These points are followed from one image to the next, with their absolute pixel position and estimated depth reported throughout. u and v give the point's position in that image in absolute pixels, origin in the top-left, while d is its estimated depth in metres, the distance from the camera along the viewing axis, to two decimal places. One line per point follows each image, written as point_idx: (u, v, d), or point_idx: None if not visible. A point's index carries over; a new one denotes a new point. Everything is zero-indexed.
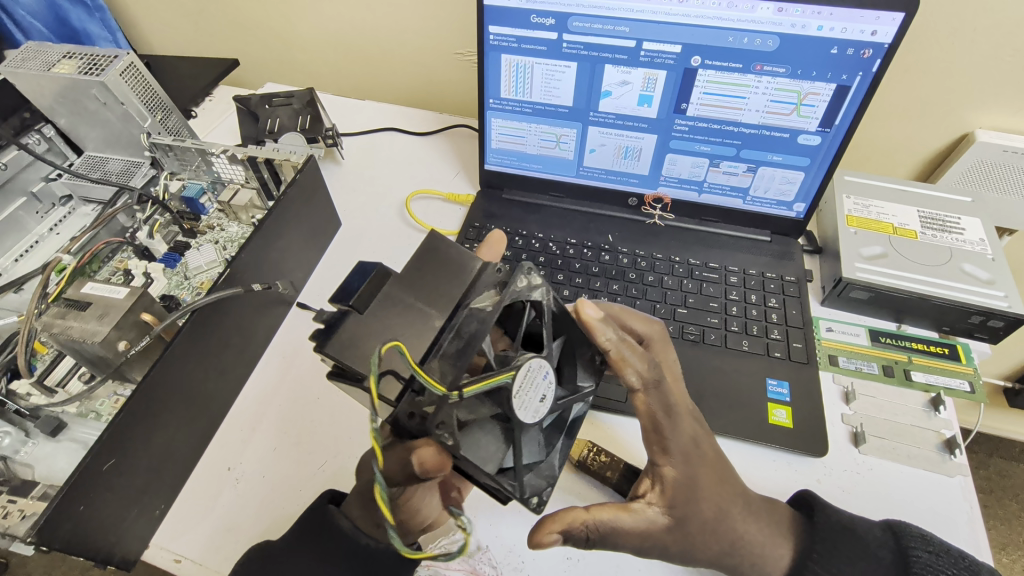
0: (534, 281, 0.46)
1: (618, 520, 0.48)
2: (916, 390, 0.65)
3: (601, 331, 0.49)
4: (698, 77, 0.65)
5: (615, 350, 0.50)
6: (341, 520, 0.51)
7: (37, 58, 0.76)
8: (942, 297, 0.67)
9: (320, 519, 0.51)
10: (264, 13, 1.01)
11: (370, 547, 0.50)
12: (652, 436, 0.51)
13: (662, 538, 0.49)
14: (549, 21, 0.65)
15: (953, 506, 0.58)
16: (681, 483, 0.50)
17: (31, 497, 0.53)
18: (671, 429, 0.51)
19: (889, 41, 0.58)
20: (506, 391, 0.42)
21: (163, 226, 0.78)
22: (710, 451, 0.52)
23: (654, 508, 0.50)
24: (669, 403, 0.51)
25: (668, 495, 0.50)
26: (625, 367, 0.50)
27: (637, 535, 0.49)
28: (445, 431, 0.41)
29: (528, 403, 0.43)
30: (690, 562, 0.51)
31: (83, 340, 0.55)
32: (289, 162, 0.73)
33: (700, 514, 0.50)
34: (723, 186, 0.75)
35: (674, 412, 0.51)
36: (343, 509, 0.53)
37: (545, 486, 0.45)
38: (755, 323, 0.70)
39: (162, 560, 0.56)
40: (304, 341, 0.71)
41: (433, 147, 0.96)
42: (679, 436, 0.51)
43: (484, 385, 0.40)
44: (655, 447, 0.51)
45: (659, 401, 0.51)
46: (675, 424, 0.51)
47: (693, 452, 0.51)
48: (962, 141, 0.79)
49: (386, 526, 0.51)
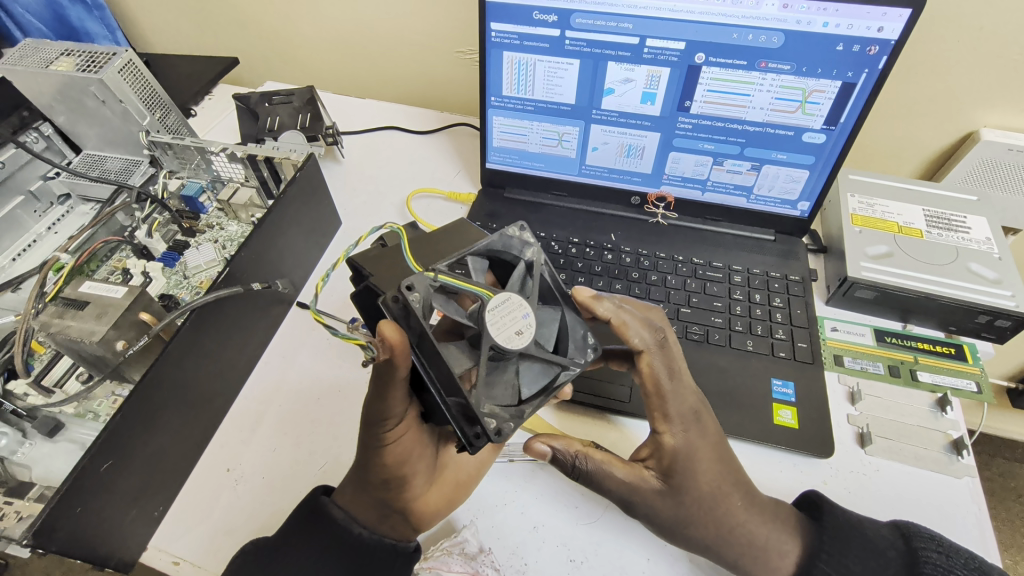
0: (528, 237, 0.48)
1: (609, 466, 0.52)
2: (922, 390, 0.65)
3: (596, 305, 0.52)
4: (702, 75, 0.64)
5: (615, 318, 0.52)
6: (334, 510, 0.52)
7: (34, 56, 0.75)
8: (948, 296, 0.66)
9: (317, 510, 0.52)
10: (264, 12, 1.01)
11: (361, 537, 0.52)
12: (654, 401, 0.52)
13: (651, 501, 0.51)
14: (552, 18, 0.64)
15: (961, 508, 0.57)
16: (679, 452, 0.51)
17: (29, 498, 0.52)
18: (672, 394, 0.51)
19: (896, 38, 0.57)
20: (480, 306, 0.45)
21: (162, 225, 0.77)
22: (710, 426, 0.53)
23: (650, 472, 0.52)
24: (672, 367, 0.52)
25: (664, 463, 0.51)
26: (628, 331, 0.52)
27: (625, 489, 0.51)
28: (416, 297, 0.43)
29: (505, 326, 0.44)
30: (680, 539, 0.51)
31: (81, 340, 0.55)
32: (289, 161, 0.72)
33: (694, 486, 0.51)
34: (726, 185, 0.74)
35: (677, 376, 0.52)
36: (336, 499, 0.53)
37: (511, 423, 0.43)
38: (760, 323, 0.69)
39: (160, 562, 0.55)
40: (304, 340, 0.71)
41: (434, 146, 0.95)
42: (680, 402, 0.51)
43: (459, 283, 0.44)
44: (655, 412, 0.52)
45: (663, 364, 0.52)
46: (676, 388, 0.51)
47: (692, 423, 0.51)
48: (966, 140, 0.78)
49: (351, 485, 0.52)
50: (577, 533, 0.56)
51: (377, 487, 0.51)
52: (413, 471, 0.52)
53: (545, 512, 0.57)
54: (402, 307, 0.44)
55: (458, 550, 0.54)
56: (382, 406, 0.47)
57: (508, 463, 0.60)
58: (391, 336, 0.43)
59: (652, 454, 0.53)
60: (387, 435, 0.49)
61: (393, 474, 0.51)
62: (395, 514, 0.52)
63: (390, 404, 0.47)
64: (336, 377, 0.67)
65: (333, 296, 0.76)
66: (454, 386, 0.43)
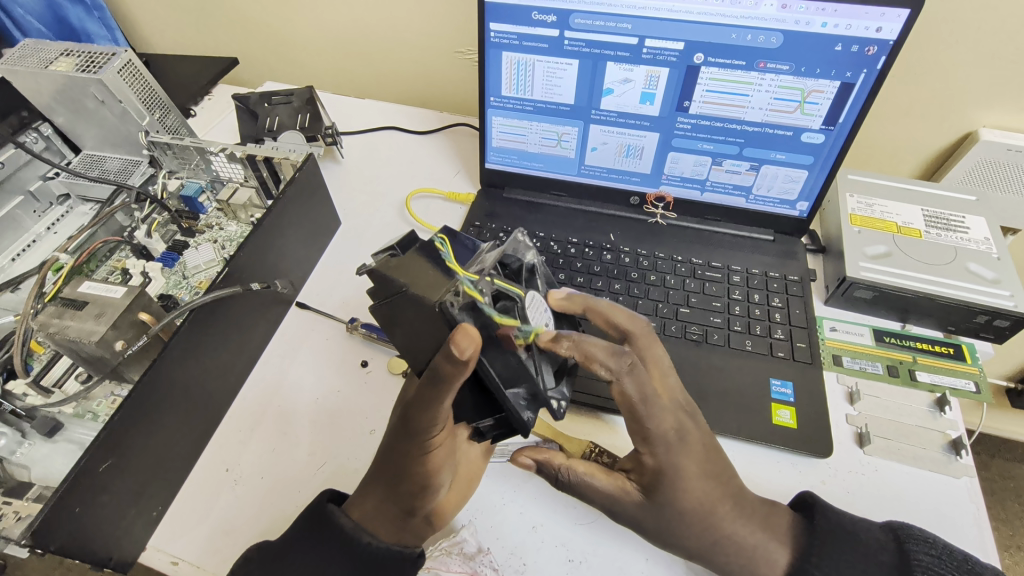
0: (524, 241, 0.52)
1: (592, 478, 0.52)
2: (921, 390, 0.65)
3: (559, 339, 0.46)
4: (700, 75, 0.64)
5: (579, 353, 0.47)
6: (341, 518, 0.51)
7: (33, 57, 0.75)
8: (946, 296, 0.66)
9: (319, 516, 0.51)
10: (263, 12, 1.01)
11: (373, 549, 0.50)
12: (632, 423, 0.50)
13: (635, 514, 0.51)
14: (550, 19, 0.64)
15: (959, 508, 0.57)
16: (660, 471, 0.50)
17: (27, 498, 0.52)
18: (650, 416, 0.49)
19: (894, 38, 0.57)
20: (517, 301, 0.46)
21: (161, 225, 0.77)
22: (696, 441, 0.51)
23: (632, 484, 0.52)
24: (644, 392, 0.48)
25: (646, 479, 0.51)
26: (595, 363, 0.47)
27: (609, 502, 0.52)
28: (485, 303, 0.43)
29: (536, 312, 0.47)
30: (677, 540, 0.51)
31: (80, 340, 0.55)
32: (288, 161, 0.72)
33: (689, 490, 0.50)
34: (725, 185, 0.74)
35: (651, 398, 0.49)
36: (345, 507, 0.53)
37: (561, 400, 0.49)
38: (758, 323, 0.69)
39: (159, 562, 0.55)
40: (303, 341, 0.71)
41: (433, 146, 0.96)
42: (659, 424, 0.49)
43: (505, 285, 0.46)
44: (634, 433, 0.50)
45: (635, 388, 0.48)
46: (652, 411, 0.49)
47: (676, 443, 0.50)
48: (964, 140, 0.79)
49: (363, 494, 0.52)
50: (576, 533, 0.56)
51: (405, 496, 0.50)
52: (442, 474, 0.51)
53: (544, 512, 0.57)
54: (467, 312, 0.43)
55: (457, 550, 0.55)
56: (431, 416, 0.46)
57: (507, 464, 0.60)
58: (470, 331, 0.41)
59: (635, 468, 0.52)
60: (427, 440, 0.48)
61: (428, 475, 0.50)
62: (420, 518, 0.52)
63: (437, 415, 0.46)
64: (335, 377, 0.67)
65: (332, 295, 0.76)
66: (519, 378, 0.45)
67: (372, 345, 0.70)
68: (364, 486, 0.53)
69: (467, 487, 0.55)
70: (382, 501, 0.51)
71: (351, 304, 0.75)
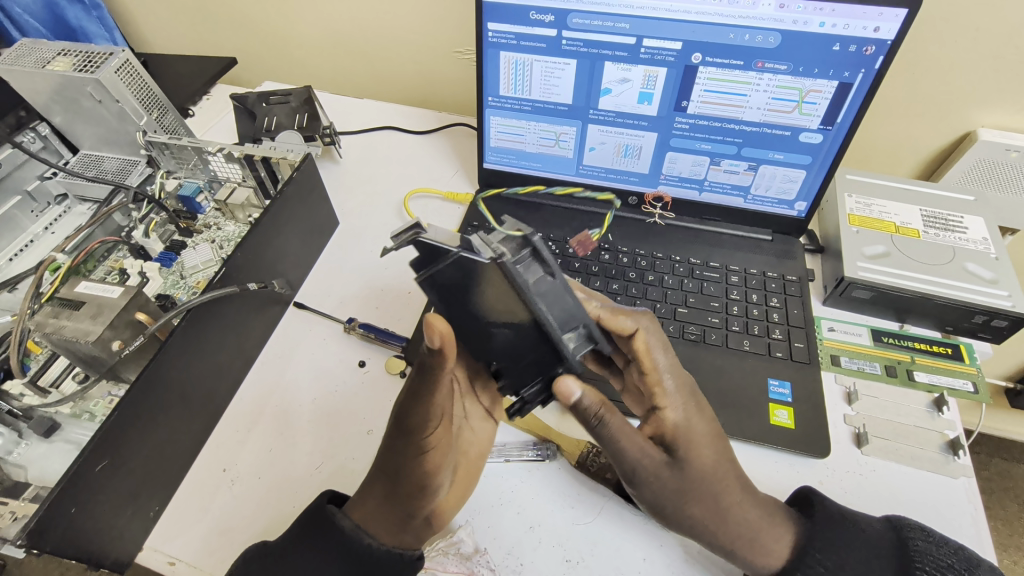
0: None
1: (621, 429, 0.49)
2: (918, 390, 0.65)
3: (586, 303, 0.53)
4: (699, 75, 0.64)
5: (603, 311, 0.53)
6: (342, 520, 0.50)
7: (30, 56, 0.75)
8: (944, 296, 0.66)
9: (318, 517, 0.50)
10: (262, 12, 1.01)
11: (373, 549, 0.50)
12: (651, 377, 0.52)
13: (657, 473, 0.48)
14: (548, 18, 0.64)
15: (956, 508, 0.57)
16: (680, 426, 0.50)
17: (24, 498, 0.52)
18: (668, 369, 0.52)
19: (892, 38, 0.57)
20: None
21: (159, 225, 0.76)
22: (708, 410, 0.53)
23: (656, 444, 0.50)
24: (664, 344, 0.53)
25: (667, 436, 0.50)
26: (619, 318, 0.53)
27: (637, 456, 0.48)
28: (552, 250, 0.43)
29: None
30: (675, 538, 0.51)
31: (76, 340, 0.55)
32: (286, 161, 0.72)
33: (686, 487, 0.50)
34: (723, 185, 0.74)
35: (669, 349, 0.54)
36: (346, 509, 0.52)
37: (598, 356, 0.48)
38: (756, 323, 0.69)
39: (155, 562, 0.55)
40: (301, 342, 0.71)
41: (431, 146, 0.95)
42: (676, 375, 0.52)
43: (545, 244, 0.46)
44: (653, 387, 0.52)
45: (656, 338, 0.53)
46: (670, 363, 0.53)
47: (693, 402, 0.51)
48: (963, 140, 0.79)
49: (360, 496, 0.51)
50: (573, 533, 0.56)
51: (403, 499, 0.50)
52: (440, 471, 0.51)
53: (541, 512, 0.57)
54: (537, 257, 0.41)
55: (453, 550, 0.55)
56: (424, 411, 0.46)
57: (505, 464, 0.60)
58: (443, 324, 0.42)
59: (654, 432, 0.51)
60: (424, 439, 0.48)
61: (425, 476, 0.49)
62: (418, 523, 0.51)
63: (432, 410, 0.46)
64: (333, 377, 0.67)
65: (330, 295, 0.76)
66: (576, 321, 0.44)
67: (369, 346, 0.70)
68: (363, 491, 0.52)
69: (467, 485, 0.55)
70: (377, 505, 0.50)
71: (349, 303, 0.75)
